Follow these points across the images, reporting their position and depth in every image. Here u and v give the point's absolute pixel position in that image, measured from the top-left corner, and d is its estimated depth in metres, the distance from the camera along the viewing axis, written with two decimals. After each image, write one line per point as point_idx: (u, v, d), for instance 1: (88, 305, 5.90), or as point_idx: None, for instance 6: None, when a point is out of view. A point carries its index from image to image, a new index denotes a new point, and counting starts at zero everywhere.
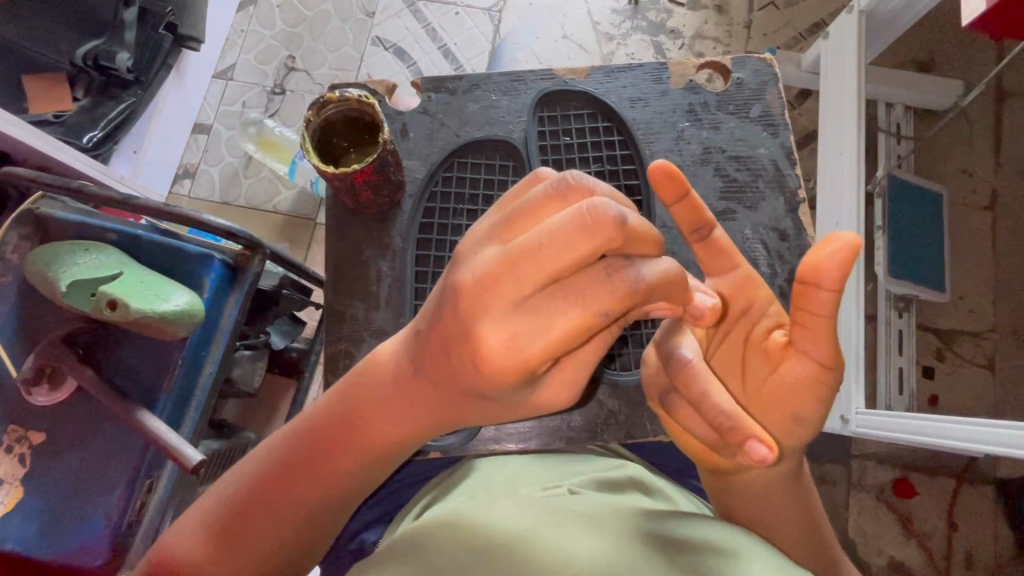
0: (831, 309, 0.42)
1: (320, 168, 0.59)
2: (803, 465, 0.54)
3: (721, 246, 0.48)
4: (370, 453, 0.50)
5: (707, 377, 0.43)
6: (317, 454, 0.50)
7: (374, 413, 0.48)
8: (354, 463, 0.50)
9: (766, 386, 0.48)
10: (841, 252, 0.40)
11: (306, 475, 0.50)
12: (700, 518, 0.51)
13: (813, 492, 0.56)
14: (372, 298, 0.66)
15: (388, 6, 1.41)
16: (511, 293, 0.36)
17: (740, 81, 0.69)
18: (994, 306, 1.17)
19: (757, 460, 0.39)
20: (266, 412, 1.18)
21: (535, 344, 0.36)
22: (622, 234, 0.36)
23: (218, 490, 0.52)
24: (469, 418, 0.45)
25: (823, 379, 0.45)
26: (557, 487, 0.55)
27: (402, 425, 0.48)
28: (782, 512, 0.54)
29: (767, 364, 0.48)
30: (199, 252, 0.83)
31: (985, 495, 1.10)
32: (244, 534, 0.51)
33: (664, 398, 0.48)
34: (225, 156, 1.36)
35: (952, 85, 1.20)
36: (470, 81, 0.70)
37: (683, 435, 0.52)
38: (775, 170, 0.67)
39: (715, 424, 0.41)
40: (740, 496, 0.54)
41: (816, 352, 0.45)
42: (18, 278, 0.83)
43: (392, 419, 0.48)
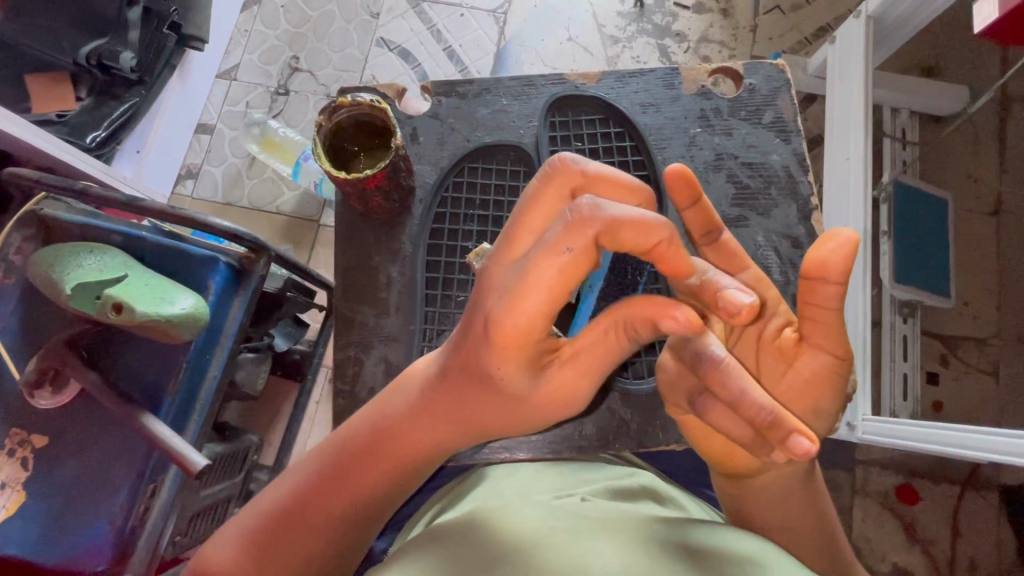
0: (837, 302, 0.42)
1: (332, 173, 0.59)
2: (814, 466, 0.55)
3: (731, 249, 0.48)
4: (405, 459, 0.51)
5: (741, 374, 0.42)
6: (347, 460, 0.51)
7: (405, 423, 0.50)
8: (389, 468, 0.51)
9: (785, 384, 0.47)
10: (842, 248, 0.41)
11: (340, 485, 0.51)
12: (714, 525, 0.51)
13: (821, 489, 0.56)
14: (381, 304, 0.65)
15: (392, 6, 1.40)
16: (510, 256, 0.42)
17: (751, 87, 0.68)
18: (999, 312, 1.17)
19: (801, 454, 0.38)
20: (270, 414, 1.18)
21: (529, 304, 0.40)
22: (582, 178, 0.41)
23: (253, 507, 0.52)
24: (495, 412, 0.48)
25: (837, 372, 0.45)
26: (570, 495, 0.55)
27: (435, 428, 0.50)
28: (795, 517, 0.53)
29: (781, 361, 0.47)
30: (203, 254, 0.82)
31: (990, 502, 1.09)
32: (281, 557, 0.50)
33: (694, 400, 0.47)
34: (228, 157, 1.35)
35: (957, 91, 1.20)
36: (480, 85, 0.69)
37: (704, 437, 0.51)
38: (788, 177, 0.66)
39: (754, 420, 0.41)
40: (752, 500, 0.53)
41: (830, 345, 0.45)
42: (22, 280, 0.82)
43: (429, 425, 0.50)
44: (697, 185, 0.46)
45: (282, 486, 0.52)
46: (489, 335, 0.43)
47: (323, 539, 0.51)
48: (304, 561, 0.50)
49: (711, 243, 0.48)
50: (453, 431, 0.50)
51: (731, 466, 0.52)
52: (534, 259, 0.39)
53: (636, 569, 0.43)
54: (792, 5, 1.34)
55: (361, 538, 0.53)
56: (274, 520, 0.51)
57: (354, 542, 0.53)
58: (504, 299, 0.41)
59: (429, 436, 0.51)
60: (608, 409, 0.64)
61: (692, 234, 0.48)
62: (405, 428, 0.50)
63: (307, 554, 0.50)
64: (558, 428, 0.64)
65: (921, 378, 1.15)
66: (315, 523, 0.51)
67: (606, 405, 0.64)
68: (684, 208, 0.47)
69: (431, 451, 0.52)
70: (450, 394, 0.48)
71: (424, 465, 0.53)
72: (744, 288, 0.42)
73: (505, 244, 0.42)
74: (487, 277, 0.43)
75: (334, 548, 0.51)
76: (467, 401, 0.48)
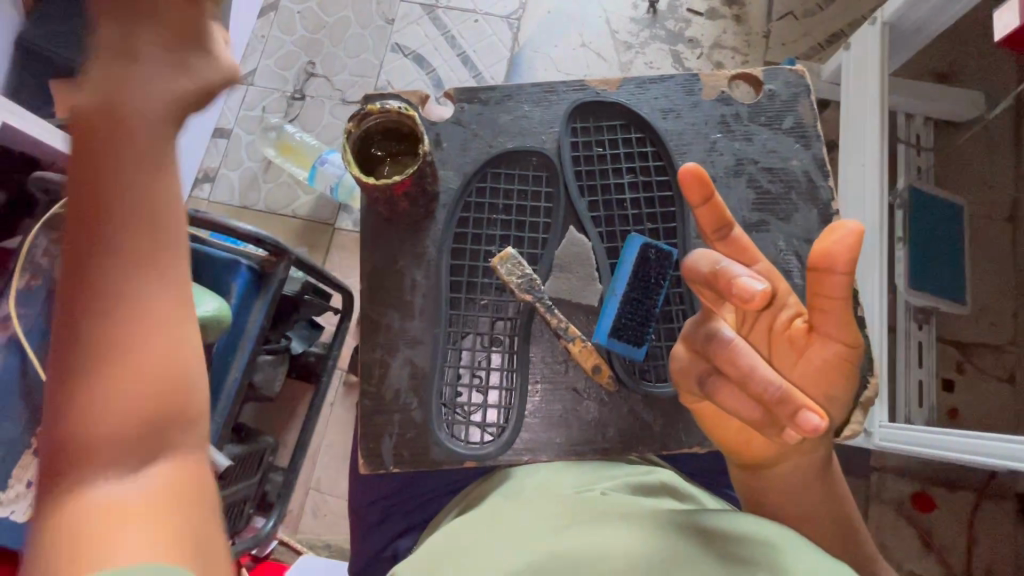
0: (844, 292, 0.42)
1: (361, 180, 0.60)
2: (833, 456, 0.55)
3: (744, 244, 0.46)
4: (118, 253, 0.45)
5: (750, 354, 0.45)
6: (68, 344, 0.44)
7: (108, 221, 0.45)
8: (103, 285, 0.44)
9: (797, 373, 0.47)
10: (847, 238, 0.41)
11: (88, 370, 0.43)
12: (721, 510, 0.50)
13: (841, 485, 0.55)
14: (405, 307, 0.66)
15: (407, 12, 1.42)
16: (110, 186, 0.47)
17: (772, 93, 0.69)
18: (1016, 318, 1.16)
19: (809, 429, 0.42)
20: (286, 416, 1.20)
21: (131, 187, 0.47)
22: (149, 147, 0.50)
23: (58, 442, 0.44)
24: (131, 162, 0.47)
25: (848, 359, 0.46)
26: (591, 489, 0.55)
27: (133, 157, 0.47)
28: (816, 509, 0.53)
29: (793, 351, 0.47)
30: (226, 256, 0.84)
31: (1006, 510, 1.08)
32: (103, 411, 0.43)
33: (703, 383, 0.49)
34: (245, 160, 1.37)
35: (972, 97, 1.20)
36: (502, 92, 0.70)
37: (716, 424, 0.52)
38: (808, 182, 0.67)
39: (764, 397, 0.44)
40: (774, 496, 0.54)
41: (840, 333, 0.45)
42: (50, 282, 0.83)
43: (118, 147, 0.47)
44: (707, 183, 0.44)
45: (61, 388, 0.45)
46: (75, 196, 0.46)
47: (142, 389, 0.44)
48: (150, 475, 0.44)
49: (719, 237, 0.47)
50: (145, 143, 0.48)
51: (749, 457, 0.53)
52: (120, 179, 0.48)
53: (654, 552, 0.43)
54: (805, 11, 1.35)
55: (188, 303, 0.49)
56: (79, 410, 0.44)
57: (183, 393, 0.46)
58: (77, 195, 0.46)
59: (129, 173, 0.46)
60: (631, 413, 0.64)
61: (704, 231, 0.46)
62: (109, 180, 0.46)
63: (137, 462, 0.44)
64: (584, 430, 0.64)
65: (937, 385, 1.14)
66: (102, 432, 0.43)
67: (630, 407, 0.64)
68: (696, 205, 0.45)
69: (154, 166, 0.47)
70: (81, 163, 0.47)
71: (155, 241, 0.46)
72: (755, 276, 0.44)
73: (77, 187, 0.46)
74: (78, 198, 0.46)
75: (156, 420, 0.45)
76: (99, 145, 0.47)
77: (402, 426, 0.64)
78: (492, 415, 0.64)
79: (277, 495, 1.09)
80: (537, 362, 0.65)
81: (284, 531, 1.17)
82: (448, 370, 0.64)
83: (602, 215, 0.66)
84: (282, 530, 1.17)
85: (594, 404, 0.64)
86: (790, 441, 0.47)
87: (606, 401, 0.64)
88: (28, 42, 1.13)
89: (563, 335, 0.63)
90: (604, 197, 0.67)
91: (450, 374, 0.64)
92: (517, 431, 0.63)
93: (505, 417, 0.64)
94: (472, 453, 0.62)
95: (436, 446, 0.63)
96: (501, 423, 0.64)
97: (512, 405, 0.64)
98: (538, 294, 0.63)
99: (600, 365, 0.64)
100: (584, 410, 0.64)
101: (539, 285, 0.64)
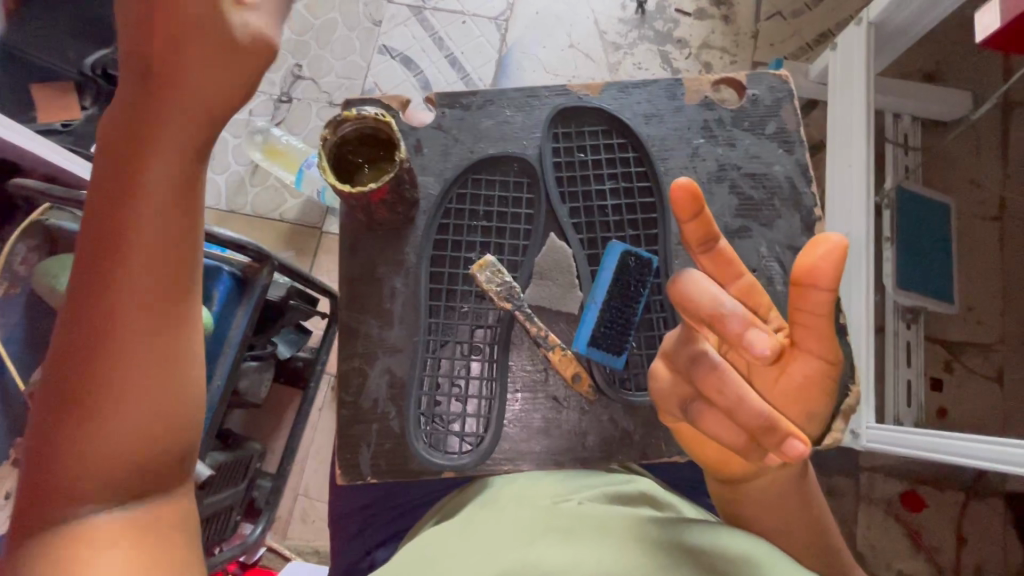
0: (828, 309, 0.41)
1: (337, 187, 0.59)
2: (810, 466, 0.55)
3: (728, 257, 0.44)
4: (121, 287, 0.39)
5: (737, 382, 0.45)
6: (60, 378, 0.39)
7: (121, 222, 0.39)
8: (105, 320, 0.39)
9: (778, 390, 0.47)
10: (834, 250, 0.39)
11: (77, 397, 0.38)
12: (697, 523, 0.50)
13: (817, 494, 0.55)
14: (385, 315, 0.65)
15: (395, 13, 1.41)
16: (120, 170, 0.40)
17: (755, 97, 0.68)
18: (1002, 317, 1.17)
19: (794, 456, 0.43)
20: (273, 421, 1.19)
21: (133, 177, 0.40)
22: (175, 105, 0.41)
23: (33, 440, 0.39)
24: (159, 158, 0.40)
25: (828, 375, 0.45)
26: (568, 499, 0.55)
27: (159, 160, 0.40)
28: (794, 519, 0.53)
29: (774, 368, 0.47)
30: (207, 263, 0.83)
31: (995, 508, 1.09)
32: (82, 434, 0.38)
33: (686, 406, 0.49)
34: (231, 164, 1.35)
35: (960, 96, 1.20)
36: (484, 97, 0.69)
37: (698, 444, 0.52)
38: (791, 188, 0.66)
39: (750, 425, 0.44)
40: (751, 506, 0.54)
41: (821, 349, 0.44)
42: (27, 291, 0.82)
43: (145, 153, 0.40)
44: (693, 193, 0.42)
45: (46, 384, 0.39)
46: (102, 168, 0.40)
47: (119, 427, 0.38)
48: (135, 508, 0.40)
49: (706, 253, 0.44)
50: (172, 154, 0.40)
51: (729, 473, 0.52)
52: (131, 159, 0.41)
53: (629, 570, 0.43)
54: (793, 11, 1.35)
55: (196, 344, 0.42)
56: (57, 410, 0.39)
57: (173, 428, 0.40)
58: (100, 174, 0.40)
59: (146, 188, 0.39)
60: (611, 421, 0.64)
61: (695, 245, 0.44)
62: (127, 194, 0.39)
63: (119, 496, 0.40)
64: (565, 437, 0.64)
65: (926, 385, 1.15)
66: (89, 481, 0.39)
67: (611, 415, 0.64)
68: (684, 220, 0.43)
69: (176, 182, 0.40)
70: (107, 165, 0.40)
71: (166, 277, 0.40)
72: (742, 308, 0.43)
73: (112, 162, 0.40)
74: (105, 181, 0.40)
75: (140, 459, 0.39)
76: (128, 145, 0.40)
77: (382, 436, 0.63)
78: (470, 424, 0.63)
79: (265, 502, 1.09)
80: (516, 370, 0.65)
81: (272, 538, 1.16)
82: (426, 379, 0.63)
83: (583, 221, 0.66)
84: (271, 536, 1.16)
85: (575, 412, 0.64)
86: (772, 463, 0.47)
87: (587, 409, 0.64)
88: (9, 46, 1.11)
89: (543, 343, 0.63)
90: (585, 203, 0.66)
91: (428, 384, 0.63)
92: (497, 439, 0.63)
93: (483, 427, 0.63)
94: (451, 464, 0.62)
95: (414, 457, 0.62)
96: (479, 432, 0.63)
97: (491, 416, 0.63)
98: (516, 302, 0.63)
99: (580, 373, 0.63)
100: (565, 418, 0.64)
101: (518, 293, 0.64)
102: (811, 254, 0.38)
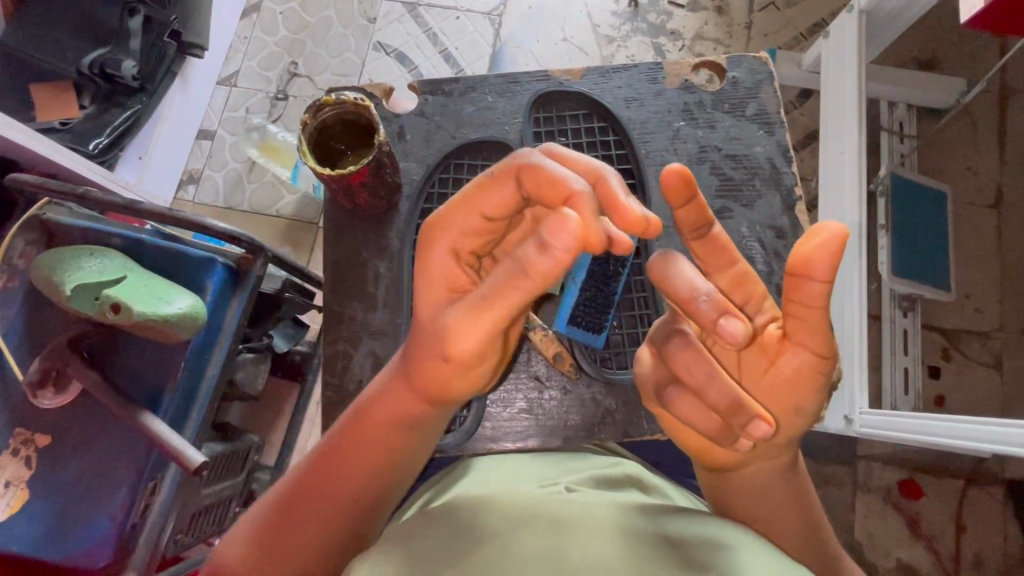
0: (824, 301, 0.40)
1: (318, 171, 0.60)
2: (801, 456, 0.54)
3: (721, 244, 0.44)
4: (350, 477, 0.51)
5: (709, 364, 0.45)
6: (278, 515, 0.50)
7: (365, 430, 0.51)
8: (330, 486, 0.51)
9: (766, 381, 0.46)
10: (829, 242, 0.39)
11: (288, 521, 0.50)
12: (678, 510, 0.51)
13: (807, 483, 0.55)
14: (369, 299, 0.66)
15: (389, 10, 1.42)
16: (384, 392, 0.51)
17: (735, 80, 0.69)
18: (999, 304, 1.17)
19: (759, 436, 0.44)
20: (271, 415, 1.20)
21: (390, 407, 0.51)
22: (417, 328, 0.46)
23: (253, 513, 0.53)
24: (409, 403, 0.50)
25: (821, 370, 0.44)
26: (555, 484, 0.55)
27: (403, 406, 0.50)
28: (784, 504, 0.53)
29: (763, 357, 0.46)
30: (200, 255, 0.84)
31: (993, 496, 1.09)
32: (281, 549, 0.49)
33: (661, 392, 0.49)
34: (229, 161, 1.38)
35: (954, 82, 1.19)
36: (466, 84, 0.70)
37: (677, 428, 0.52)
38: (771, 168, 0.67)
39: (718, 405, 0.45)
40: (737, 493, 0.53)
41: (812, 343, 0.43)
42: (26, 283, 0.83)
43: (401, 394, 0.50)
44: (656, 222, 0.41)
45: (279, 488, 0.53)
46: (377, 390, 0.52)
47: (309, 558, 0.49)
48: None
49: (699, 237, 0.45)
50: (408, 411, 0.51)
51: (712, 458, 0.52)
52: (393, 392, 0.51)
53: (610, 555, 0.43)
54: (786, 2, 1.35)
55: (374, 520, 0.53)
56: (278, 510, 0.51)
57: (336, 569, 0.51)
58: (375, 388, 0.52)
59: (390, 416, 0.51)
60: (594, 400, 0.64)
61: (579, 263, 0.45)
62: (375, 411, 0.51)
63: None
64: (546, 418, 0.64)
65: (923, 373, 1.14)
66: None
67: (593, 396, 0.65)
68: (676, 208, 0.43)
69: (409, 420, 0.51)
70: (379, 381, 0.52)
71: (384, 477, 0.52)
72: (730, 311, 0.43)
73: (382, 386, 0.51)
74: (374, 397, 0.52)
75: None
76: (388, 394, 0.51)
77: None
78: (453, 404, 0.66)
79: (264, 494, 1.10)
80: None
81: None
82: None
83: None
84: None
85: (555, 392, 0.65)
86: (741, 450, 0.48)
87: (568, 389, 0.65)
88: (7, 46, 1.12)
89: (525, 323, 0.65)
90: None
91: None
92: (480, 420, 0.64)
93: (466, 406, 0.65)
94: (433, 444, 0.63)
95: None
96: (463, 412, 0.65)
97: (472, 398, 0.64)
98: None
99: (561, 353, 0.65)
100: (547, 398, 0.65)
101: None
102: (809, 243, 0.39)
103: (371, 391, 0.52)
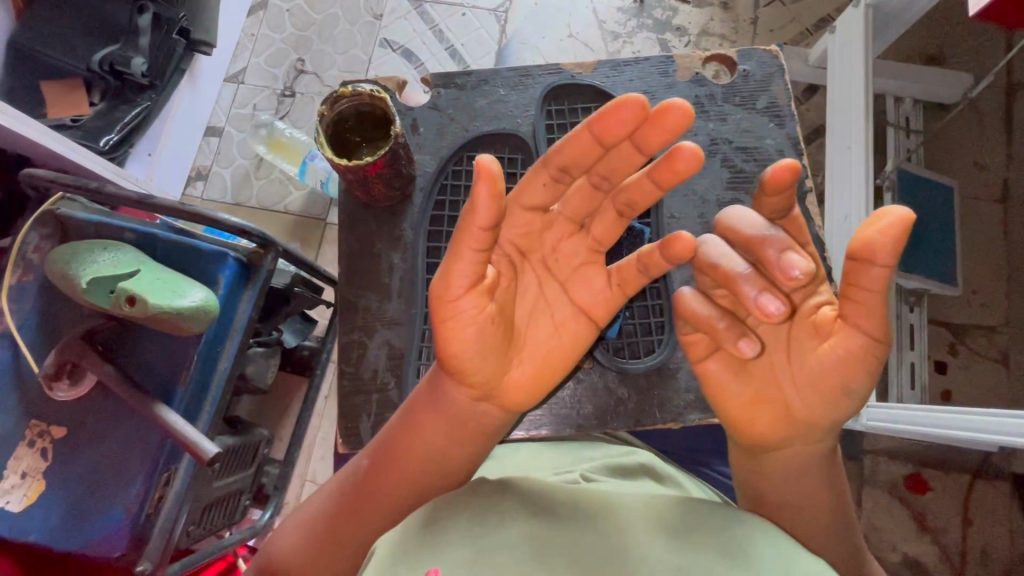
0: (883, 285, 0.41)
1: (333, 161, 0.61)
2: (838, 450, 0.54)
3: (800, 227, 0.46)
4: (406, 474, 0.53)
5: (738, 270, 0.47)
6: (342, 506, 0.53)
7: (417, 431, 0.53)
8: (388, 482, 0.53)
9: (815, 358, 0.46)
10: (893, 226, 0.39)
11: (351, 512, 0.53)
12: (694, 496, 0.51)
13: (841, 478, 0.55)
14: (383, 290, 0.67)
15: (395, 7, 1.42)
16: (436, 393, 0.52)
17: (746, 72, 0.69)
18: (1006, 299, 1.17)
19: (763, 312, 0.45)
20: (280, 410, 1.21)
21: (442, 407, 0.52)
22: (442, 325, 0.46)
23: (316, 502, 0.56)
24: (460, 404, 0.51)
25: (873, 353, 0.43)
26: (570, 473, 0.56)
27: (454, 407, 0.51)
28: (817, 493, 0.53)
29: (814, 337, 0.46)
30: (212, 249, 0.84)
31: (1000, 490, 1.09)
32: (346, 537, 0.52)
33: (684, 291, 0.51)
34: (236, 158, 1.38)
35: (962, 77, 1.19)
36: (478, 77, 0.71)
37: (720, 397, 0.51)
38: (781, 160, 0.68)
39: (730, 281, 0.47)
40: (774, 478, 0.53)
41: (869, 325, 0.43)
42: (41, 277, 0.84)
43: (451, 394, 0.51)
44: (685, 111, 0.44)
45: (341, 481, 0.55)
46: (429, 390, 0.53)
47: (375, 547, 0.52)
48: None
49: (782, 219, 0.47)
50: (458, 412, 0.52)
51: (751, 437, 0.51)
52: (444, 392, 0.51)
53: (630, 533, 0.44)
54: None
55: None
56: (340, 501, 0.54)
57: None
58: (425, 388, 0.53)
59: (443, 416, 0.52)
60: (607, 389, 0.65)
61: (600, 246, 0.49)
62: (428, 411, 0.53)
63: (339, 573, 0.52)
64: (558, 406, 0.65)
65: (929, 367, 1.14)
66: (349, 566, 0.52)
67: (606, 385, 0.65)
68: (770, 196, 0.45)
69: (461, 420, 0.52)
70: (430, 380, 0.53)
71: (438, 475, 0.54)
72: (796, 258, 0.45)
73: (433, 387, 0.52)
74: (427, 397, 0.53)
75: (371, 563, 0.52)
76: (439, 394, 0.52)
77: (381, 407, 0.65)
78: None
79: (274, 487, 1.10)
80: None
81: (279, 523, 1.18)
82: (424, 348, 0.65)
83: None
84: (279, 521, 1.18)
85: (569, 381, 0.65)
86: (777, 426, 0.49)
87: (582, 377, 0.65)
88: (17, 43, 1.13)
89: None
90: None
91: (424, 354, 0.65)
92: None
93: None
94: None
95: None
96: None
97: None
98: None
99: None
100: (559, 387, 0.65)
101: None
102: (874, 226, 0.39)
103: (422, 392, 0.53)
